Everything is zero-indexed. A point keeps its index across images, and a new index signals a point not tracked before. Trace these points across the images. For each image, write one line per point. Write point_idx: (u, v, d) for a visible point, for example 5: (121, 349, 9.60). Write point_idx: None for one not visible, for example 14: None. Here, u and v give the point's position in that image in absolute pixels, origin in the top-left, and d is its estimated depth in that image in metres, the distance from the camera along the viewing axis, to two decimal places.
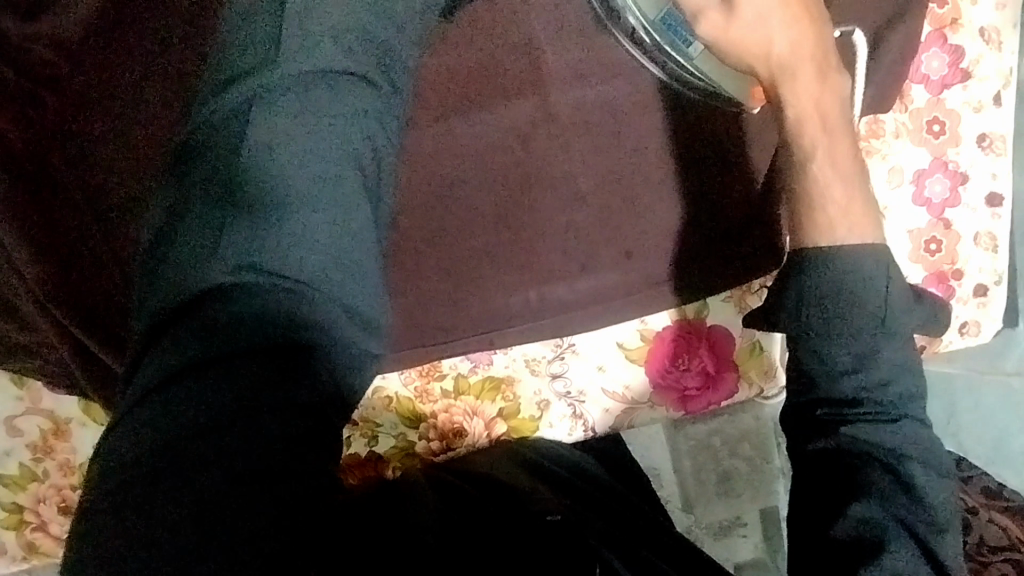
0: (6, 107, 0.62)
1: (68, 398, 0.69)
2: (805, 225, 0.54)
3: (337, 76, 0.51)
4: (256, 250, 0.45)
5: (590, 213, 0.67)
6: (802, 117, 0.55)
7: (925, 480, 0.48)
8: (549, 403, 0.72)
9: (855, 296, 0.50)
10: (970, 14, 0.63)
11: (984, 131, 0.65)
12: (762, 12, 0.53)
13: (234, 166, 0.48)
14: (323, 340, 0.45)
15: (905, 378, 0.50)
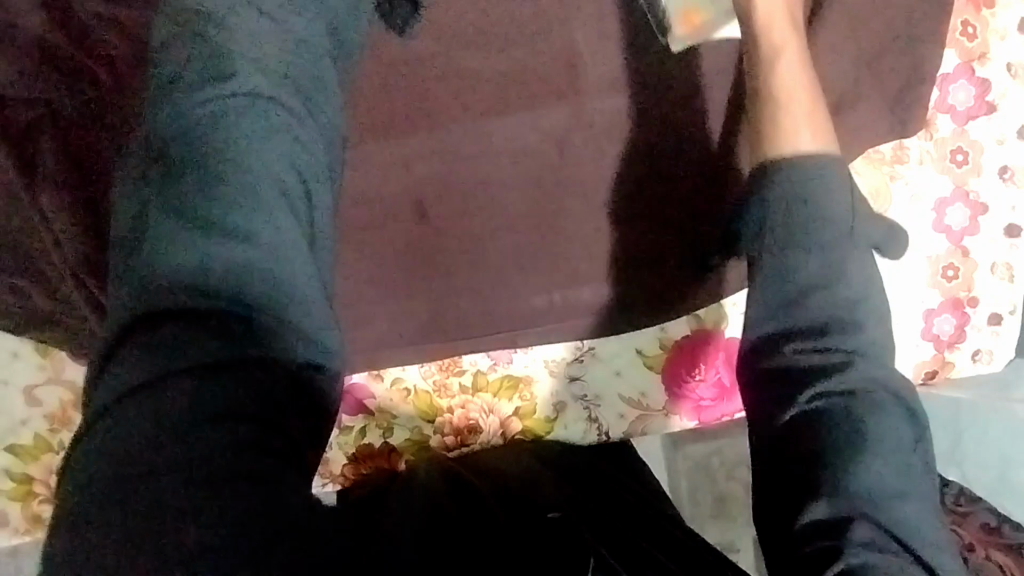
0: (64, 79, 0.63)
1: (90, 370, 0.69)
2: (769, 127, 0.54)
3: (280, 80, 0.50)
4: (199, 270, 0.44)
5: (617, 220, 0.68)
6: (770, 20, 0.57)
7: (886, 435, 0.45)
8: (565, 405, 0.72)
9: (821, 201, 0.49)
10: (998, 49, 0.65)
11: (1006, 164, 0.66)
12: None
13: (182, 176, 0.47)
14: (261, 348, 0.43)
15: (867, 294, 0.48)
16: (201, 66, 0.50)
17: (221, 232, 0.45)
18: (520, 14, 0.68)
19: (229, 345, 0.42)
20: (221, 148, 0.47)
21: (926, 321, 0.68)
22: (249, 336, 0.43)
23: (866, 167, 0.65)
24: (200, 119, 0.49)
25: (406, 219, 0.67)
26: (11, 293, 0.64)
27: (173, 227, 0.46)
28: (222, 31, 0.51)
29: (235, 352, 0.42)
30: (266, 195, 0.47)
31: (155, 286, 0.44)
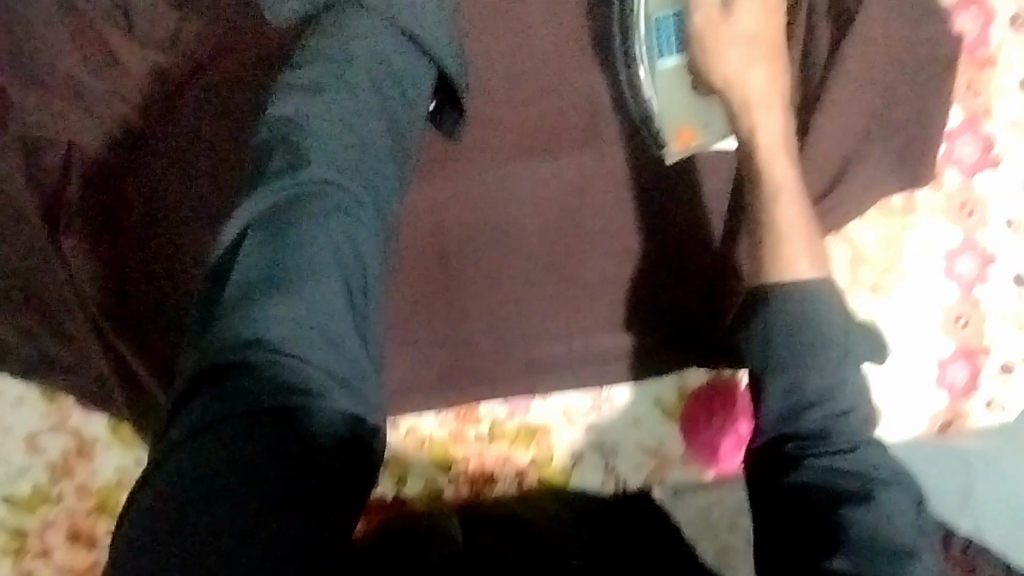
0: (92, 119, 0.64)
1: (97, 418, 0.67)
2: (766, 257, 0.53)
3: (355, 144, 0.51)
4: (267, 324, 0.43)
5: (635, 268, 0.68)
6: (770, 145, 0.56)
7: (891, 515, 0.44)
8: (583, 454, 0.71)
9: (815, 323, 0.48)
10: (1000, 106, 0.67)
11: (1012, 217, 0.68)
12: (748, 47, 0.58)
13: (249, 248, 0.46)
14: (314, 433, 0.42)
15: (863, 407, 0.47)
16: (272, 142, 0.50)
17: (288, 287, 0.45)
18: (542, 64, 0.68)
19: (289, 402, 0.42)
20: (288, 220, 0.46)
21: (940, 369, 0.69)
22: (304, 420, 0.42)
23: (876, 219, 0.67)
24: (272, 193, 0.47)
25: (426, 264, 0.67)
26: (22, 337, 0.63)
27: (238, 301, 0.44)
28: (310, 91, 0.52)
29: (290, 434, 0.41)
30: (330, 277, 0.46)
31: (222, 336, 0.43)
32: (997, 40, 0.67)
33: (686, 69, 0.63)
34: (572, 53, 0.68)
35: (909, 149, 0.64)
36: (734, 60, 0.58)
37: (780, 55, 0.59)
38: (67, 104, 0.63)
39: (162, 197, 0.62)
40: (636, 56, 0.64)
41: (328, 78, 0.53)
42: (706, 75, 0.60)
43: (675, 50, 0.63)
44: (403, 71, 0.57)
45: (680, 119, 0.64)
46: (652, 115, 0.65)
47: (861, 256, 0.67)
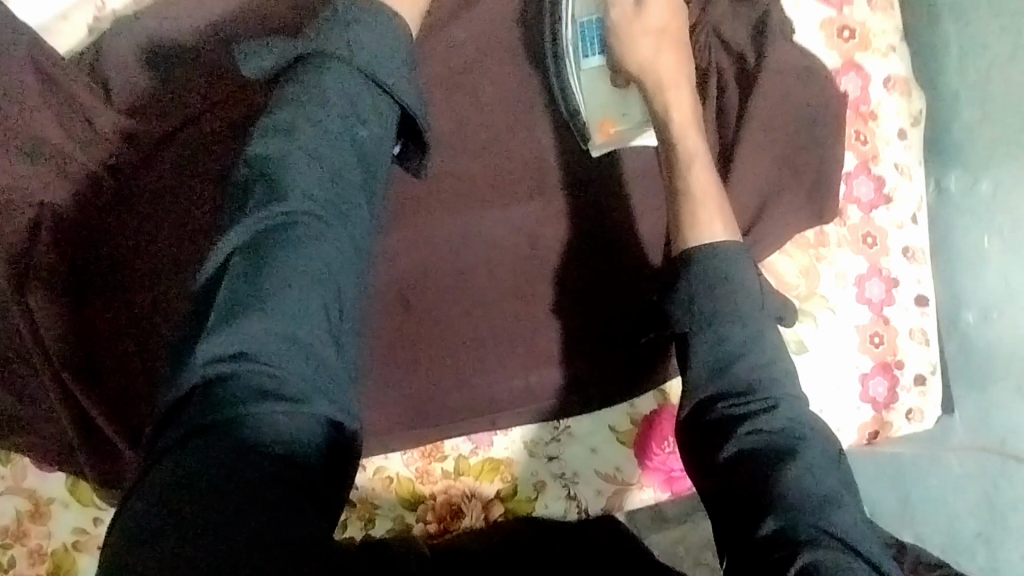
0: (63, 182, 0.65)
1: (53, 478, 0.66)
2: (686, 221, 0.63)
3: (327, 183, 0.55)
4: (251, 346, 0.50)
5: (586, 304, 0.72)
6: (684, 122, 0.67)
7: (815, 461, 0.53)
8: (546, 484, 0.74)
9: (731, 287, 0.59)
10: (886, 152, 0.76)
11: (907, 245, 0.77)
12: (656, 36, 0.70)
13: (234, 275, 0.52)
14: (297, 431, 0.49)
15: (779, 363, 0.57)
16: (252, 181, 0.55)
17: (267, 312, 0.51)
18: (492, 122, 0.74)
19: (275, 408, 0.49)
20: (267, 255, 0.52)
21: (863, 383, 0.76)
22: (288, 420, 0.49)
23: (794, 251, 0.75)
24: (253, 226, 0.53)
25: (390, 309, 0.71)
26: None
27: (224, 319, 0.50)
28: (286, 131, 0.56)
29: (275, 431, 0.49)
30: (309, 302, 0.52)
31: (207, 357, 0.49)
32: (877, 96, 0.76)
33: (609, 67, 0.73)
34: (516, 111, 0.75)
35: (819, 188, 0.72)
36: (644, 49, 0.69)
37: (684, 48, 0.71)
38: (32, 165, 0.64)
39: (138, 252, 0.66)
40: (564, 57, 0.73)
41: (302, 120, 0.56)
42: (625, 65, 0.71)
43: (598, 52, 0.73)
44: (367, 112, 0.59)
45: (602, 113, 0.74)
46: (579, 109, 0.74)
47: (784, 284, 0.75)
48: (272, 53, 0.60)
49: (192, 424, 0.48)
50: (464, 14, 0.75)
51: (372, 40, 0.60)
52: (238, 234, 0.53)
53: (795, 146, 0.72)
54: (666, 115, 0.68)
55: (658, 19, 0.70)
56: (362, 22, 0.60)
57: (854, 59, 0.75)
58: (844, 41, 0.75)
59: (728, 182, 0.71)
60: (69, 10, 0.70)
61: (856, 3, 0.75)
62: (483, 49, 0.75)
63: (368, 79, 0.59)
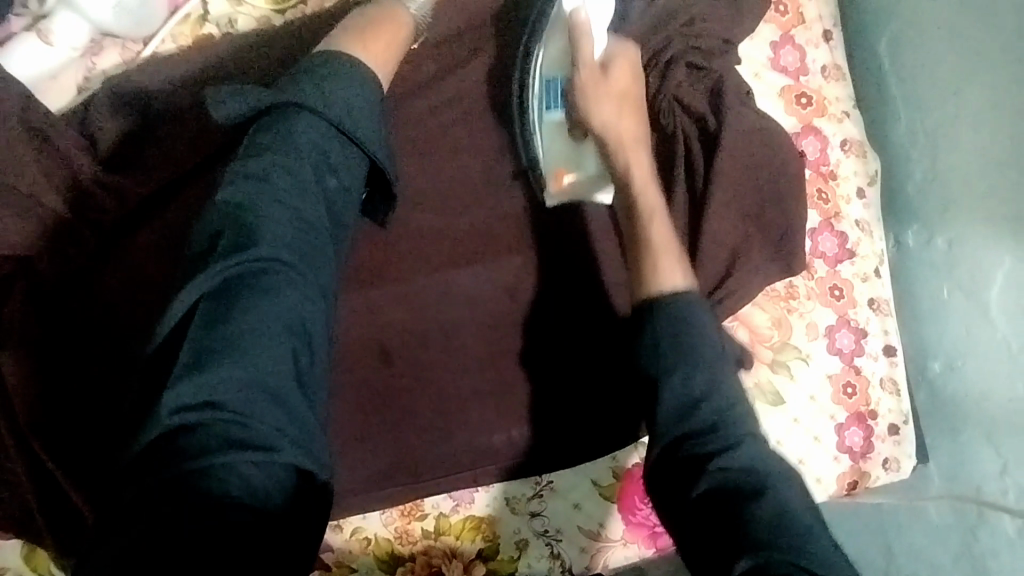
0: (46, 239, 0.64)
1: (9, 545, 0.63)
2: (645, 273, 0.64)
3: (298, 227, 0.56)
4: (220, 393, 0.50)
5: (566, 357, 0.73)
6: (644, 179, 0.69)
7: (782, 493, 0.54)
8: (528, 543, 0.72)
9: (691, 327, 0.60)
10: (847, 210, 0.80)
11: (872, 297, 0.80)
12: (617, 100, 0.70)
13: (200, 319, 0.53)
14: (268, 485, 0.50)
15: (740, 399, 0.59)
16: (219, 225, 0.55)
17: (237, 358, 0.51)
18: (472, 179, 0.76)
19: (247, 456, 0.49)
20: (237, 301, 0.53)
21: (840, 434, 0.78)
22: (258, 472, 0.50)
23: (766, 303, 0.77)
24: (220, 270, 0.53)
25: (371, 364, 0.71)
26: None
27: (190, 368, 0.51)
28: (256, 176, 0.57)
29: (244, 483, 0.49)
30: (276, 349, 0.53)
31: (175, 409, 0.49)
32: (835, 157, 0.80)
33: (568, 123, 0.74)
34: (496, 169, 0.77)
35: (790, 243, 0.74)
36: (603, 109, 0.70)
37: (640, 108, 0.72)
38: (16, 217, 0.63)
39: (116, 314, 0.65)
40: (527, 111, 0.74)
41: (272, 165, 0.57)
42: (588, 121, 0.70)
43: (559, 106, 0.74)
44: (341, 167, 0.61)
45: (559, 162, 0.74)
46: (537, 157, 0.74)
47: (758, 335, 0.77)
48: (245, 100, 0.61)
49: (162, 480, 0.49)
50: (445, 77, 0.78)
51: (343, 94, 0.63)
52: (207, 279, 0.53)
53: (762, 204, 0.75)
54: (627, 175, 0.69)
55: (618, 81, 0.71)
56: (332, 75, 0.63)
57: (812, 124, 0.80)
58: (802, 107, 0.79)
59: (700, 238, 0.73)
60: (58, 70, 0.70)
61: (812, 73, 0.81)
62: (463, 110, 0.77)
63: (336, 131, 0.61)
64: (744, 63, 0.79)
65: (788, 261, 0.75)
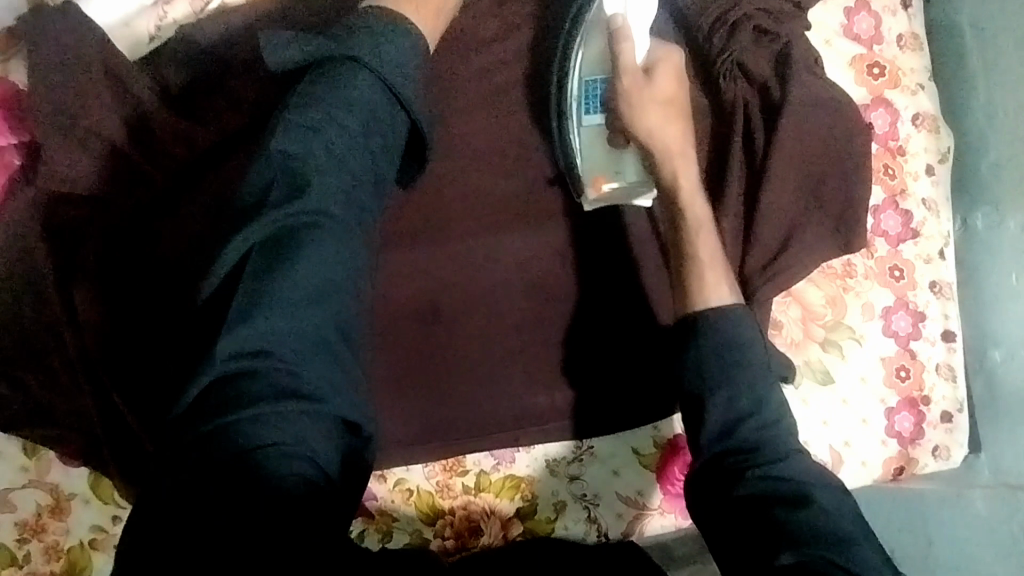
0: (117, 178, 0.66)
1: (76, 473, 0.66)
2: (689, 290, 0.61)
3: (346, 183, 0.56)
4: (270, 342, 0.52)
5: (613, 324, 0.72)
6: (691, 190, 0.66)
7: (826, 506, 0.54)
8: (566, 505, 0.72)
9: (734, 339, 0.58)
10: (914, 187, 0.77)
11: (934, 279, 0.77)
12: (664, 107, 0.67)
13: (253, 270, 0.53)
14: (316, 436, 0.52)
15: (783, 412, 0.58)
16: (273, 177, 0.55)
17: (286, 310, 0.53)
18: (526, 141, 0.76)
19: (295, 404, 0.51)
20: (287, 253, 0.54)
21: (889, 418, 0.76)
22: (306, 422, 0.52)
23: (821, 280, 0.75)
24: (272, 223, 0.54)
25: (419, 320, 0.71)
26: (9, 386, 0.63)
27: (241, 316, 0.52)
28: (305, 130, 0.56)
29: (293, 432, 0.51)
30: (325, 304, 0.54)
31: (227, 355, 0.51)
32: (905, 132, 0.77)
33: (608, 130, 0.71)
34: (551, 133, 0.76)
35: (853, 218, 0.72)
36: (651, 116, 0.66)
37: (684, 114, 0.68)
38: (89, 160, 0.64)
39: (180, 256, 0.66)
40: (566, 114, 0.71)
41: (325, 121, 0.57)
42: (632, 132, 0.67)
43: (598, 111, 0.71)
44: (385, 120, 0.60)
45: (598, 168, 0.71)
46: (575, 162, 0.71)
47: (811, 313, 0.75)
48: (298, 49, 0.60)
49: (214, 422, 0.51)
50: (505, 38, 0.77)
51: (397, 52, 0.61)
52: (258, 230, 0.54)
53: (825, 177, 0.72)
54: (674, 187, 0.66)
55: (664, 87, 0.68)
56: (388, 35, 0.61)
57: (883, 96, 0.76)
58: (873, 78, 0.76)
59: (756, 211, 0.71)
60: (132, 18, 0.71)
61: (887, 42, 0.77)
62: (521, 72, 0.77)
63: (389, 92, 0.60)
64: (815, 30, 0.76)
65: (849, 236, 0.72)
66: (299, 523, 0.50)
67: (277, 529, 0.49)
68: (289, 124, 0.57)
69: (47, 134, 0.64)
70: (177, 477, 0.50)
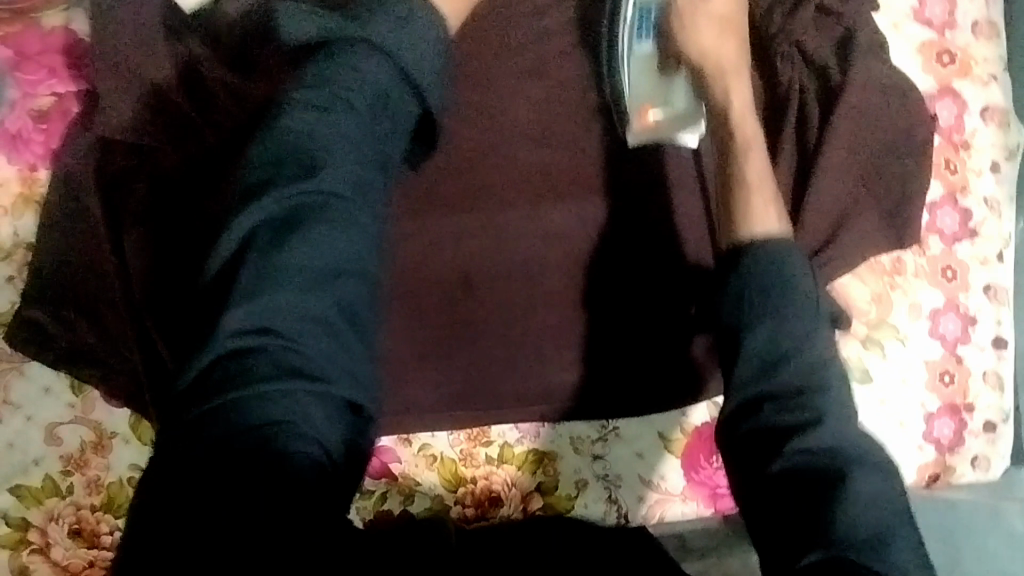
0: (169, 130, 0.67)
1: (119, 413, 0.69)
2: (735, 214, 0.61)
3: (357, 162, 0.55)
4: (274, 325, 0.49)
5: (646, 306, 0.72)
6: (741, 111, 0.66)
7: (867, 480, 0.49)
8: (587, 484, 0.72)
9: (778, 294, 0.54)
10: (976, 184, 0.73)
11: (989, 283, 0.74)
12: (717, 29, 0.68)
13: (257, 247, 0.50)
14: (319, 414, 0.49)
15: (831, 376, 0.52)
16: (281, 154, 0.53)
17: (288, 291, 0.50)
18: (570, 116, 0.75)
19: (300, 386, 0.49)
20: (292, 233, 0.51)
21: (929, 424, 0.73)
22: (310, 403, 0.49)
23: (869, 276, 0.73)
24: (279, 202, 0.51)
25: (454, 288, 0.71)
26: (59, 325, 0.66)
27: (242, 298, 0.49)
28: (319, 110, 0.55)
29: (297, 411, 0.49)
30: (332, 285, 0.52)
31: (229, 337, 0.48)
32: (971, 126, 0.73)
33: (659, 58, 0.71)
34: (595, 107, 0.75)
35: (906, 213, 0.69)
36: (706, 36, 0.67)
37: (736, 36, 0.68)
38: (141, 107, 0.66)
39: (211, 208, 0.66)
40: (616, 45, 0.71)
41: (336, 101, 0.56)
42: (685, 53, 0.69)
43: (650, 38, 0.71)
44: (395, 102, 0.59)
45: (648, 99, 0.71)
46: (622, 92, 0.71)
47: (853, 309, 0.72)
48: (314, 24, 0.60)
49: (214, 407, 0.48)
50: (555, 8, 0.75)
51: (413, 38, 0.61)
52: (263, 210, 0.51)
53: (882, 167, 0.69)
54: (724, 107, 0.66)
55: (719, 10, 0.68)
56: (404, 22, 0.61)
57: (951, 86, 0.73)
58: (942, 66, 0.73)
59: (805, 198, 0.69)
60: None
61: (959, 28, 0.73)
62: (570, 44, 0.75)
63: (400, 77, 0.59)
64: (882, 13, 0.72)
65: (901, 231, 0.69)
66: (307, 506, 0.48)
67: (290, 509, 0.47)
68: (300, 102, 0.55)
69: (107, 80, 0.66)
70: (178, 458, 0.47)
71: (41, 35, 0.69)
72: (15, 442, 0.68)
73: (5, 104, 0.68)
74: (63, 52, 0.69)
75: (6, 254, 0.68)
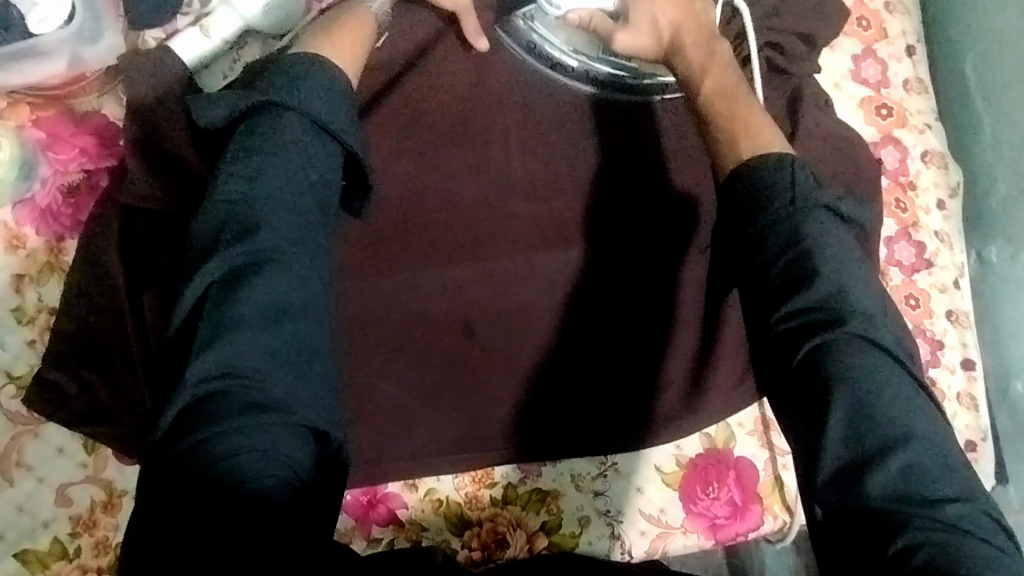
0: (183, 189, 0.71)
1: (130, 470, 0.71)
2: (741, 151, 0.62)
3: (294, 211, 0.59)
4: (228, 368, 0.53)
5: (639, 342, 0.74)
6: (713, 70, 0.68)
7: (881, 360, 0.52)
8: (590, 520, 0.74)
9: (772, 189, 0.57)
10: (927, 220, 0.80)
11: (950, 308, 0.80)
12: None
13: (211, 303, 0.56)
14: (283, 440, 0.52)
15: (839, 261, 0.55)
16: (223, 221, 0.58)
17: (232, 336, 0.54)
18: (559, 158, 0.76)
19: (261, 418, 0.52)
20: (239, 285, 0.55)
21: None
22: (275, 429, 0.52)
23: None
24: (225, 264, 0.56)
25: (455, 335, 0.73)
26: (78, 386, 0.69)
27: (203, 347, 0.54)
28: (253, 169, 0.59)
29: (264, 440, 0.52)
30: (280, 325, 0.55)
31: (194, 382, 0.53)
32: (915, 168, 0.81)
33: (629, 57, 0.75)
34: (595, 160, 0.76)
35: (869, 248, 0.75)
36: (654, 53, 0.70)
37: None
38: (155, 170, 0.71)
39: None
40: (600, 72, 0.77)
41: (263, 162, 0.59)
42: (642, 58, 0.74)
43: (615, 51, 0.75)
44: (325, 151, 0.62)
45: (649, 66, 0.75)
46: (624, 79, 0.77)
47: None
48: (226, 105, 0.63)
49: (189, 443, 0.52)
50: None
51: (323, 92, 0.64)
52: (210, 265, 0.56)
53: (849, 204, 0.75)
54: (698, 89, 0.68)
55: None
56: (321, 82, 0.64)
57: (892, 134, 0.81)
58: (882, 118, 0.82)
59: None
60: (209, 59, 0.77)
61: (893, 86, 0.82)
62: None
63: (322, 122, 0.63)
64: (826, 74, 0.82)
65: None
66: (279, 536, 0.50)
67: (263, 527, 0.49)
68: (239, 168, 0.60)
69: (134, 151, 0.71)
70: (164, 482, 0.51)
71: (74, 118, 0.76)
72: (25, 505, 0.70)
73: (37, 180, 0.75)
74: (93, 133, 0.76)
75: (30, 319, 0.72)
